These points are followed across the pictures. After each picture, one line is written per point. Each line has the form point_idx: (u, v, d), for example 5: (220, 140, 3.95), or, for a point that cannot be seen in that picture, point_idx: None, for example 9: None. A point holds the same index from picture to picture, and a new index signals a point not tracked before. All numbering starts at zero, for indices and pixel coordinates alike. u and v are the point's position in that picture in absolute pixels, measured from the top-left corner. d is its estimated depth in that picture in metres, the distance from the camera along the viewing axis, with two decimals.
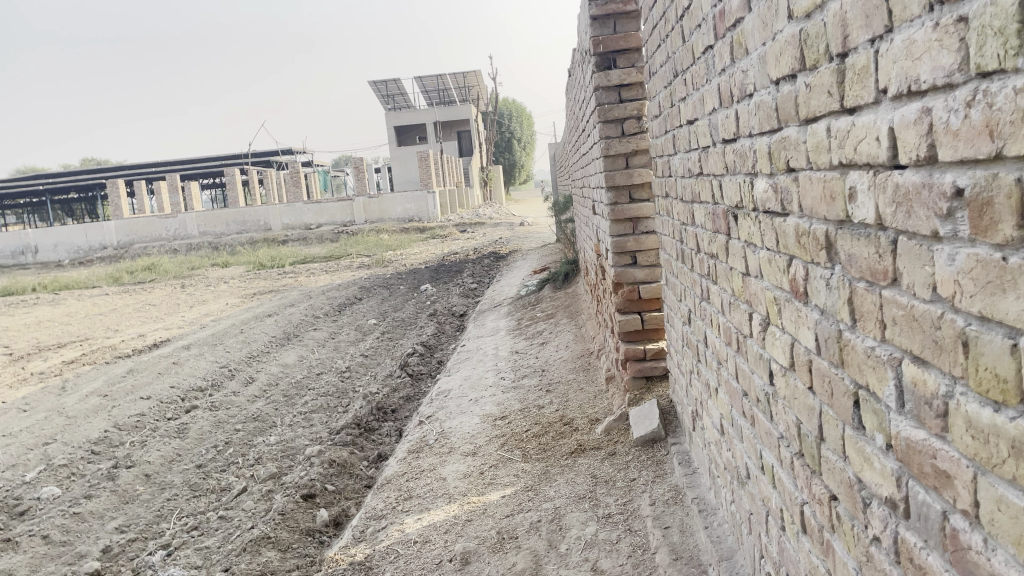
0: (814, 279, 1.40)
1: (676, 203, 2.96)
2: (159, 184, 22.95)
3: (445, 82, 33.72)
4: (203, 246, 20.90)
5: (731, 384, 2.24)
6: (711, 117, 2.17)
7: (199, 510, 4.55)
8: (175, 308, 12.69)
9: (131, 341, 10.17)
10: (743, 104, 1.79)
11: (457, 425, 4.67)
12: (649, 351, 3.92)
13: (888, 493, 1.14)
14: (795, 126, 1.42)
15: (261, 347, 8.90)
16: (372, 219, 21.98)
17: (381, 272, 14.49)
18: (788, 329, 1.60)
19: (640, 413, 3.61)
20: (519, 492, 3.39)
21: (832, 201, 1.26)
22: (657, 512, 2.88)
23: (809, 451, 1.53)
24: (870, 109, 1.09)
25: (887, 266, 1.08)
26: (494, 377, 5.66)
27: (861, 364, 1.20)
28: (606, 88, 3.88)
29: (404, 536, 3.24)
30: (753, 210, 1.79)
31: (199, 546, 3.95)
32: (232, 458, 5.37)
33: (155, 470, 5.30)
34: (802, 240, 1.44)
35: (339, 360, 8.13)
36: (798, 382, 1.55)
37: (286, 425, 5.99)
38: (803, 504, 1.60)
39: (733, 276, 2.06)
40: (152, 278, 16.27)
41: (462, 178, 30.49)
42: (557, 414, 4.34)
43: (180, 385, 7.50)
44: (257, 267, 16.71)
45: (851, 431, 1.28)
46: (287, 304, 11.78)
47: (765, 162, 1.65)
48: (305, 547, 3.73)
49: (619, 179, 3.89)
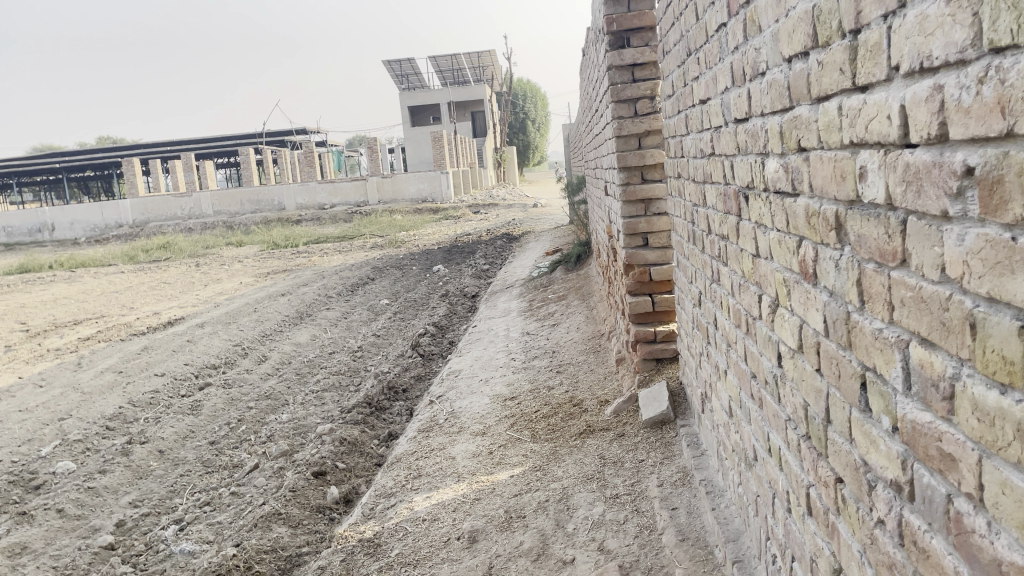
0: (823, 261, 1.38)
1: (688, 184, 2.93)
2: (174, 163, 23.02)
3: (460, 62, 33.52)
4: (217, 226, 21.00)
5: (740, 367, 2.23)
6: (724, 97, 2.14)
7: (211, 485, 4.60)
8: (189, 287, 12.78)
9: (146, 319, 10.26)
10: (756, 83, 1.77)
11: (467, 405, 4.69)
12: (659, 334, 3.92)
13: (893, 477, 1.13)
14: (807, 105, 1.40)
15: (274, 326, 8.96)
16: (385, 200, 21.98)
17: (394, 252, 14.52)
18: (797, 312, 1.58)
19: (650, 395, 3.61)
20: (528, 472, 3.40)
21: (843, 181, 1.24)
22: (665, 493, 2.88)
23: (816, 434, 1.52)
24: (882, 87, 1.07)
25: (896, 247, 1.06)
26: (504, 358, 5.67)
27: (869, 346, 1.19)
28: (619, 67, 3.85)
29: (413, 514, 3.26)
30: (764, 191, 1.78)
31: (211, 521, 4.00)
32: (244, 435, 5.42)
33: (168, 446, 5.36)
34: (812, 220, 1.43)
35: (351, 339, 8.18)
36: (806, 364, 1.54)
37: (298, 403, 6.03)
38: (810, 487, 1.60)
39: (744, 258, 2.04)
40: (167, 257, 16.37)
41: (476, 159, 30.38)
42: (566, 395, 4.35)
43: (194, 363, 7.56)
44: (271, 247, 16.77)
45: (858, 414, 1.27)
46: (300, 284, 11.83)
47: (776, 142, 1.63)
48: (316, 523, 3.77)
49: (631, 160, 3.87)
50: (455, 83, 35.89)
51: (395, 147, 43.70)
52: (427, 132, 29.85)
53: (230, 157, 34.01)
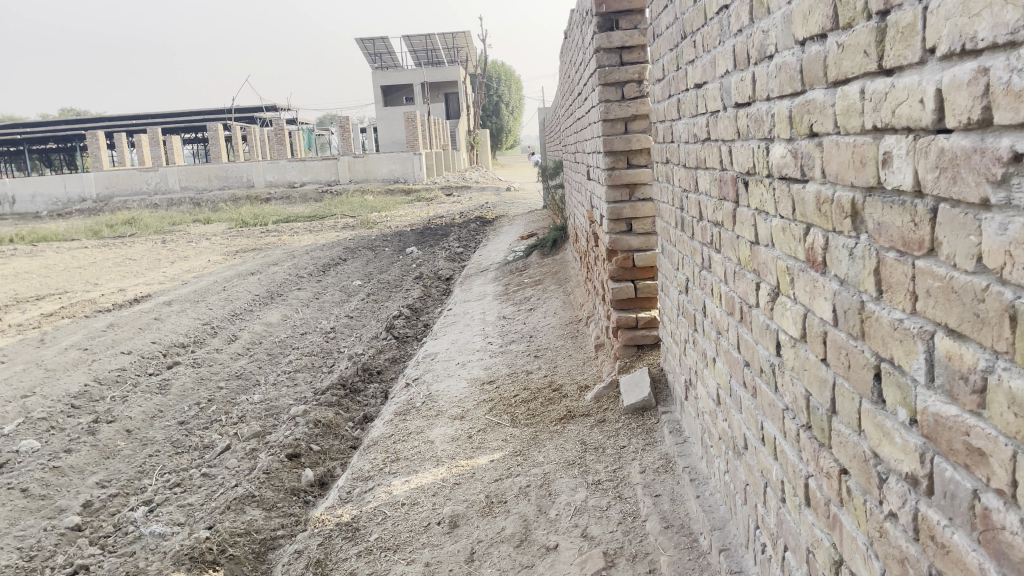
0: (834, 249, 1.36)
1: (678, 169, 2.90)
2: (140, 136, 22.52)
3: (434, 41, 33.19)
4: (184, 202, 20.61)
5: (731, 354, 2.21)
6: (723, 81, 2.11)
7: (181, 466, 4.51)
8: (155, 263, 12.54)
9: (111, 295, 10.04)
10: (762, 66, 1.73)
11: (444, 388, 4.65)
12: (641, 320, 3.90)
13: (909, 470, 1.11)
14: (822, 89, 1.37)
15: (244, 305, 8.82)
16: (357, 179, 21.74)
17: (366, 233, 14.37)
18: (801, 300, 1.56)
19: (631, 381, 3.60)
20: (509, 457, 3.37)
21: (862, 167, 1.21)
22: (647, 480, 2.87)
23: (818, 424, 1.50)
24: (913, 70, 1.04)
25: (923, 235, 1.04)
26: (481, 342, 5.62)
27: (885, 336, 1.17)
28: (607, 50, 3.79)
29: (391, 498, 3.21)
30: (767, 177, 1.74)
31: (181, 502, 3.92)
32: (215, 415, 5.32)
33: (136, 426, 5.25)
34: (823, 208, 1.40)
35: (324, 320, 8.08)
36: (809, 353, 1.52)
37: (270, 384, 5.94)
38: (808, 477, 1.58)
39: (741, 245, 2.02)
40: (132, 232, 16.05)
41: (449, 141, 30.16)
42: (545, 380, 4.33)
43: (162, 341, 7.41)
44: (240, 225, 16.51)
45: (869, 405, 1.25)
46: (270, 263, 11.65)
47: (783, 127, 1.60)
48: (291, 506, 3.71)
49: (617, 144, 3.83)
50: (429, 63, 35.51)
51: (367, 126, 43.25)
52: (401, 112, 29.54)
53: (198, 132, 33.38)
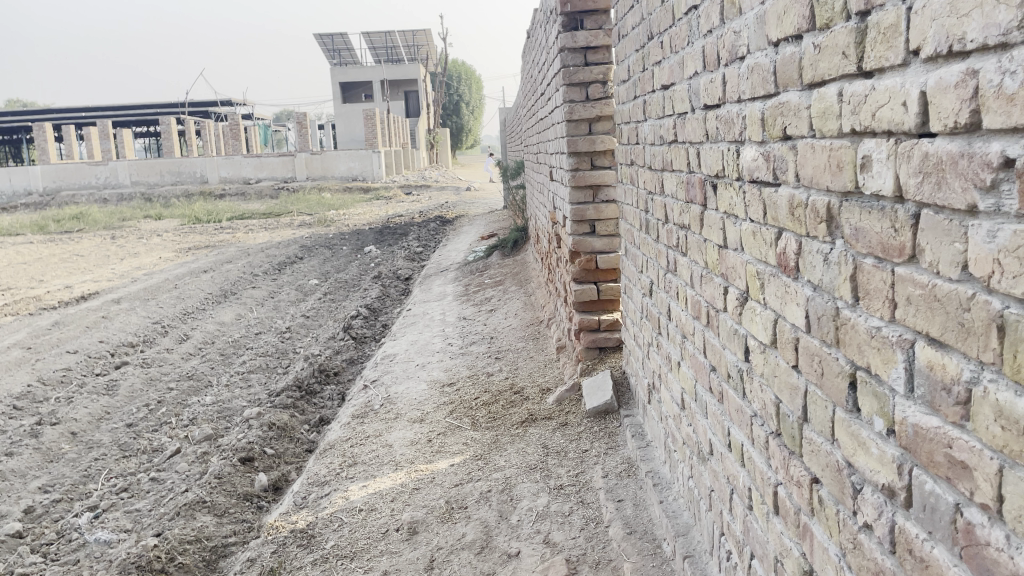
0: (807, 254, 1.33)
1: (643, 171, 2.87)
2: (89, 129, 21.93)
3: (394, 39, 32.95)
4: (135, 197, 20.11)
5: (697, 359, 2.19)
6: (691, 82, 2.08)
7: (129, 470, 4.35)
8: (104, 260, 12.19)
9: (57, 292, 9.72)
10: (733, 67, 1.70)
11: (404, 391, 4.57)
12: (603, 322, 3.88)
13: (886, 481, 1.09)
14: (797, 91, 1.34)
15: (196, 303, 8.61)
16: (315, 177, 21.44)
17: (323, 231, 14.16)
18: (771, 305, 1.54)
19: (593, 384, 3.56)
20: (469, 461, 3.32)
21: (839, 171, 1.19)
22: (610, 485, 2.84)
23: (789, 432, 1.48)
24: (895, 72, 1.02)
25: (903, 242, 1.01)
26: (441, 344, 5.55)
27: (861, 344, 1.14)
28: (572, 49, 3.76)
29: (349, 503, 3.13)
30: (738, 180, 1.72)
31: (129, 508, 3.78)
32: (165, 417, 5.16)
33: (82, 428, 5.06)
34: (796, 212, 1.37)
35: (279, 320, 7.92)
36: (780, 360, 1.50)
37: (223, 385, 5.79)
38: (777, 485, 1.56)
39: (708, 249, 1.99)
40: (80, 227, 15.60)
41: (409, 139, 29.95)
42: (506, 383, 4.28)
43: (110, 340, 7.17)
44: (193, 221, 16.17)
45: (843, 414, 1.22)
46: (224, 261, 11.41)
47: (755, 129, 1.57)
48: (243, 512, 3.60)
49: (581, 145, 3.80)
50: (389, 61, 35.22)
51: (325, 124, 42.75)
52: (359, 109, 29.24)
53: (150, 126, 32.65)
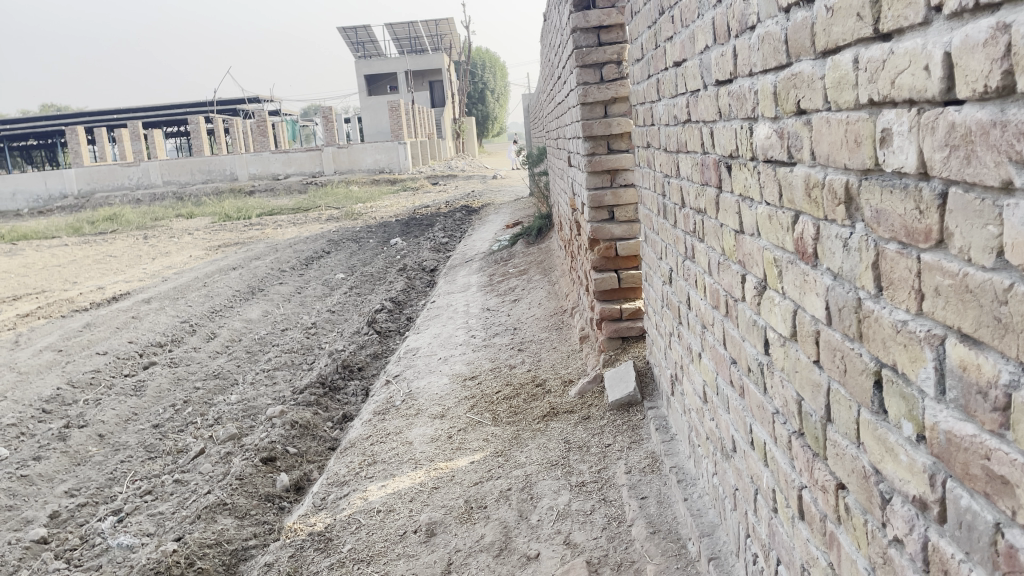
0: (826, 240, 1.21)
1: (659, 154, 2.75)
2: (120, 131, 22.18)
3: (417, 29, 32.81)
4: (167, 197, 20.32)
5: (717, 351, 2.07)
6: (702, 57, 1.96)
7: (153, 472, 4.35)
8: (136, 260, 12.30)
9: (90, 294, 9.82)
10: (744, 38, 1.57)
11: (425, 385, 4.50)
12: (625, 311, 3.76)
13: (917, 492, 0.98)
14: (810, 60, 1.22)
15: (224, 301, 8.63)
16: (342, 170, 21.47)
17: (350, 224, 14.16)
18: (790, 295, 1.42)
19: (616, 375, 3.45)
20: (489, 458, 3.24)
21: (857, 147, 1.07)
22: (633, 481, 2.74)
23: (812, 433, 1.36)
24: (915, 33, 0.90)
25: (930, 225, 0.89)
26: (464, 336, 5.47)
27: (886, 340, 1.03)
28: (585, 30, 3.63)
29: (367, 505, 3.08)
30: (752, 160, 1.60)
31: (152, 511, 3.76)
32: (190, 417, 5.16)
33: (109, 430, 5.08)
34: (813, 194, 1.25)
35: (305, 315, 7.91)
36: (801, 354, 1.38)
37: (248, 383, 5.78)
38: (802, 489, 1.45)
39: (725, 235, 1.87)
40: (113, 229, 15.78)
41: (434, 129, 29.87)
42: (528, 375, 4.19)
43: (139, 340, 7.21)
44: (223, 219, 16.28)
45: (868, 415, 1.11)
46: (253, 257, 11.45)
47: (768, 104, 1.45)
48: (264, 514, 3.56)
49: (597, 128, 3.68)
50: (413, 51, 35.14)
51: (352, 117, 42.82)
52: (384, 100, 29.24)
53: (181, 125, 33.00)
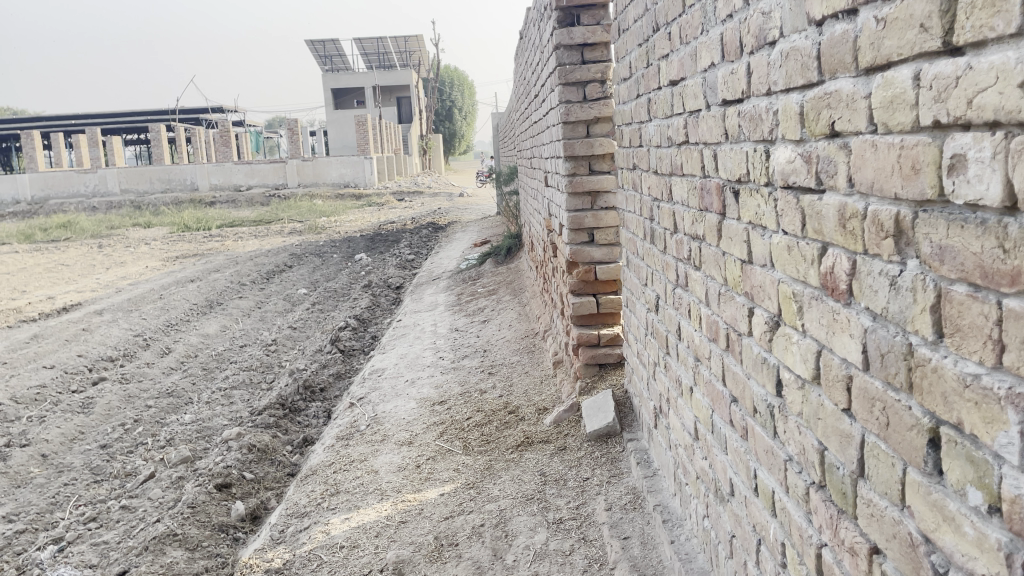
0: (864, 276, 1.10)
1: (647, 177, 2.64)
2: (79, 137, 21.63)
3: (386, 46, 32.63)
4: (125, 205, 19.80)
5: (715, 388, 1.94)
6: (705, 75, 1.84)
7: (99, 497, 4.08)
8: (90, 269, 11.89)
9: (39, 304, 9.42)
10: (761, 55, 1.46)
11: (391, 409, 4.32)
12: (603, 337, 3.63)
13: (986, 572, 0.86)
14: (851, 77, 1.11)
15: (181, 314, 8.33)
16: (306, 183, 21.16)
17: (313, 238, 13.88)
18: (813, 335, 1.29)
19: (594, 405, 3.32)
20: (460, 490, 3.07)
21: (915, 174, 0.95)
22: (614, 519, 2.60)
23: (838, 488, 1.23)
24: (1004, 45, 0.79)
25: (1019, 267, 0.78)
26: (432, 357, 5.30)
27: (948, 395, 0.90)
28: (568, 47, 3.52)
29: (329, 539, 2.89)
30: (766, 186, 1.48)
31: (96, 541, 3.50)
32: (141, 438, 4.90)
33: (53, 450, 4.79)
34: (849, 224, 1.14)
35: (265, 331, 7.65)
36: (825, 400, 1.26)
37: (203, 402, 5.53)
38: (821, 547, 1.32)
39: (729, 264, 1.75)
40: (67, 236, 15.27)
41: (401, 145, 29.65)
42: (500, 401, 4.03)
43: (88, 354, 6.89)
44: (182, 229, 15.89)
45: (917, 476, 0.99)
46: (212, 270, 11.13)
47: (790, 125, 1.33)
48: (217, 546, 3.34)
49: (579, 148, 3.55)
50: (381, 67, 35.00)
51: (316, 131, 42.45)
52: (351, 113, 28.97)
53: (141, 133, 32.37)
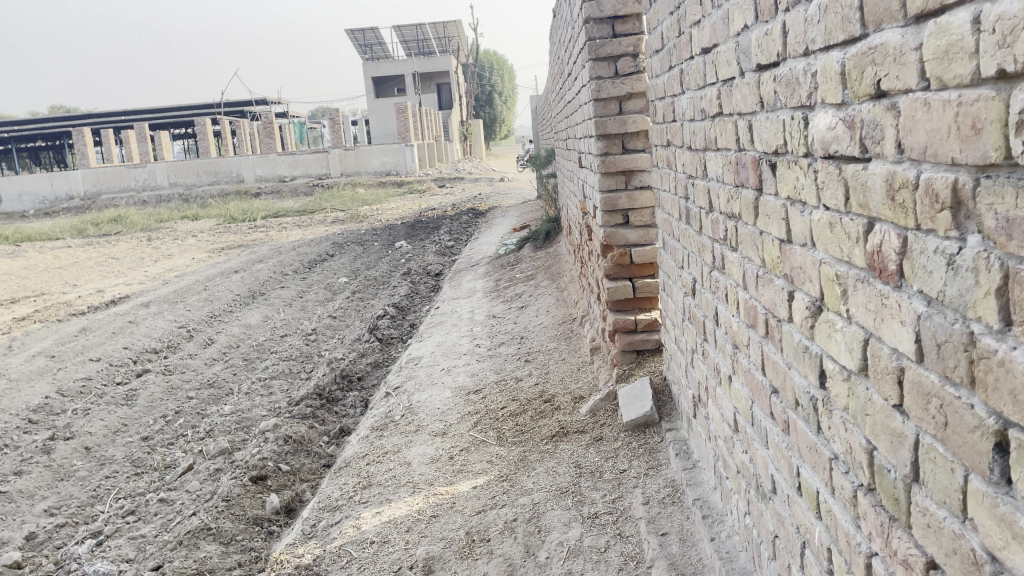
0: (916, 254, 0.96)
1: (682, 153, 2.49)
2: (127, 133, 22.03)
3: (425, 33, 32.52)
4: (173, 198, 20.13)
5: (754, 377, 1.81)
6: (739, 39, 1.70)
7: (138, 489, 4.10)
8: (138, 262, 12.09)
9: (89, 297, 9.59)
10: (798, 10, 1.31)
11: (426, 399, 4.25)
12: (640, 323, 3.50)
13: None
14: (900, 28, 0.96)
15: (224, 305, 8.40)
16: (348, 172, 21.25)
17: (355, 227, 13.91)
18: (860, 322, 1.16)
19: (631, 393, 3.19)
20: (493, 483, 2.98)
21: (975, 134, 0.81)
22: (652, 514, 2.48)
23: (888, 493, 1.11)
24: None
25: None
26: (468, 345, 5.21)
27: (1018, 392, 0.77)
28: (598, 20, 3.36)
29: (359, 534, 2.83)
30: (805, 157, 1.34)
31: (133, 534, 3.51)
32: (181, 430, 4.92)
33: (95, 442, 4.84)
34: (898, 196, 1.00)
35: (305, 321, 7.66)
36: (873, 394, 1.12)
37: (243, 393, 5.54)
38: (871, 556, 1.19)
39: (767, 244, 1.61)
40: (117, 230, 15.56)
41: (441, 132, 29.60)
42: (536, 389, 3.93)
43: (133, 347, 6.97)
44: (228, 221, 16.07)
45: (981, 485, 0.86)
46: (255, 260, 11.22)
47: (831, 86, 1.19)
48: (251, 540, 3.32)
49: (611, 126, 3.41)
50: (420, 54, 34.95)
51: (358, 121, 42.70)
52: (391, 102, 29.03)
53: (188, 127, 32.83)
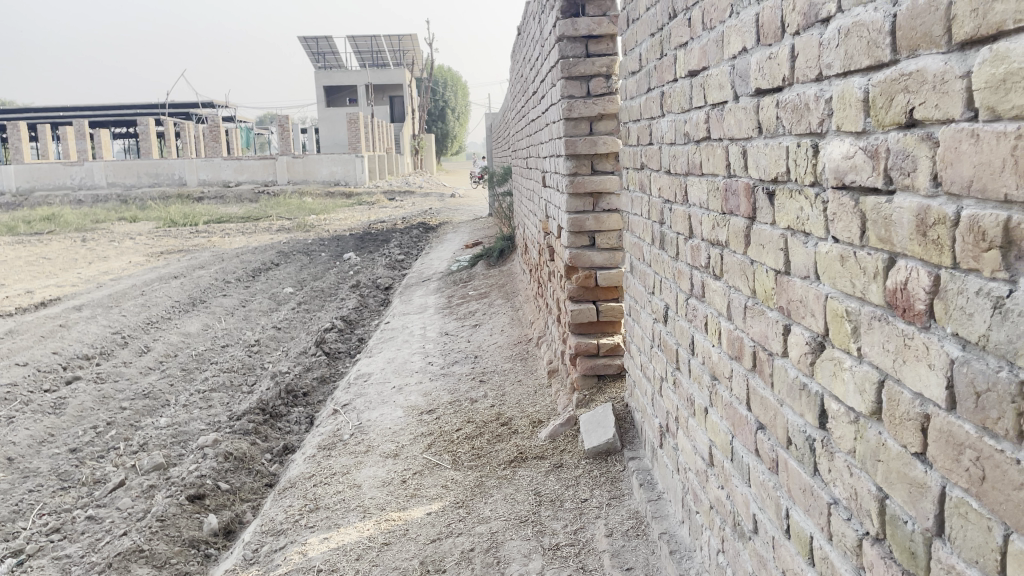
0: (952, 295, 0.90)
1: (658, 177, 2.44)
2: (65, 129, 21.24)
3: (380, 45, 32.30)
4: (111, 199, 19.46)
5: (737, 410, 1.74)
6: (734, 63, 1.65)
7: (64, 505, 3.85)
8: (71, 263, 11.58)
9: (17, 298, 9.12)
10: (810, 33, 1.26)
11: (376, 418, 4.10)
12: (602, 347, 3.43)
13: None
14: (941, 53, 0.91)
15: (161, 312, 8.07)
16: (295, 180, 20.87)
17: (302, 236, 13.61)
18: (874, 361, 1.10)
19: (593, 419, 3.11)
20: (448, 510, 2.86)
21: None
22: (615, 547, 2.40)
23: (902, 546, 1.04)
24: None
25: None
26: (420, 363, 5.08)
27: None
28: (572, 39, 3.31)
29: (305, 562, 2.68)
30: (812, 186, 1.29)
31: (57, 555, 3.28)
32: (113, 442, 4.66)
33: (19, 453, 4.55)
34: (931, 231, 0.94)
35: (248, 331, 7.40)
36: (889, 440, 1.06)
37: (180, 405, 5.29)
38: None
39: (759, 274, 1.55)
40: (50, 229, 14.92)
41: (392, 145, 29.36)
42: (492, 412, 3.82)
43: (63, 352, 6.61)
44: (168, 224, 15.56)
45: None
46: (196, 266, 10.86)
47: (849, 112, 1.13)
48: (187, 563, 3.12)
49: (581, 146, 3.35)
50: (374, 65, 34.68)
51: (308, 129, 42.11)
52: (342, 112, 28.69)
53: (130, 127, 31.88)
